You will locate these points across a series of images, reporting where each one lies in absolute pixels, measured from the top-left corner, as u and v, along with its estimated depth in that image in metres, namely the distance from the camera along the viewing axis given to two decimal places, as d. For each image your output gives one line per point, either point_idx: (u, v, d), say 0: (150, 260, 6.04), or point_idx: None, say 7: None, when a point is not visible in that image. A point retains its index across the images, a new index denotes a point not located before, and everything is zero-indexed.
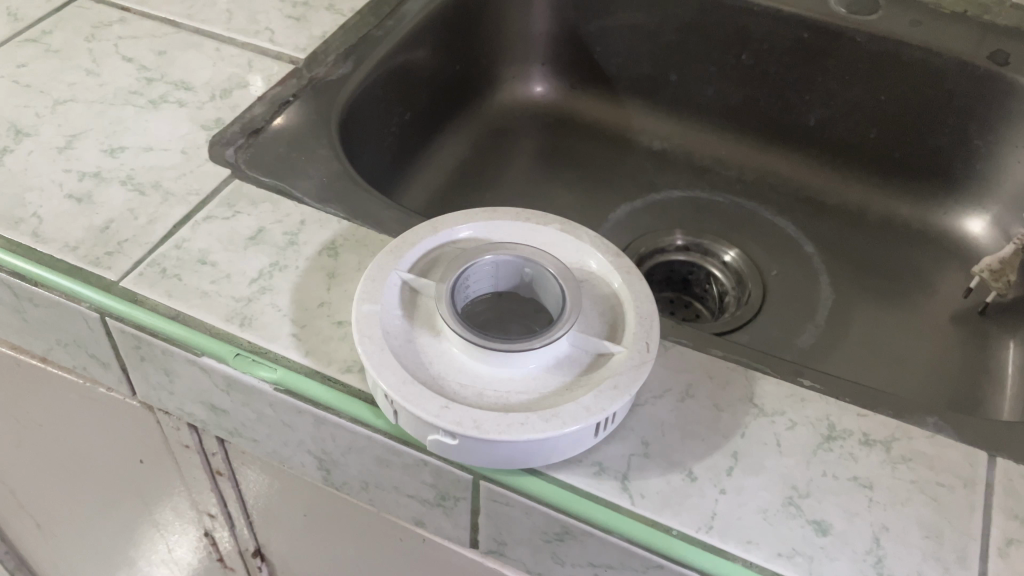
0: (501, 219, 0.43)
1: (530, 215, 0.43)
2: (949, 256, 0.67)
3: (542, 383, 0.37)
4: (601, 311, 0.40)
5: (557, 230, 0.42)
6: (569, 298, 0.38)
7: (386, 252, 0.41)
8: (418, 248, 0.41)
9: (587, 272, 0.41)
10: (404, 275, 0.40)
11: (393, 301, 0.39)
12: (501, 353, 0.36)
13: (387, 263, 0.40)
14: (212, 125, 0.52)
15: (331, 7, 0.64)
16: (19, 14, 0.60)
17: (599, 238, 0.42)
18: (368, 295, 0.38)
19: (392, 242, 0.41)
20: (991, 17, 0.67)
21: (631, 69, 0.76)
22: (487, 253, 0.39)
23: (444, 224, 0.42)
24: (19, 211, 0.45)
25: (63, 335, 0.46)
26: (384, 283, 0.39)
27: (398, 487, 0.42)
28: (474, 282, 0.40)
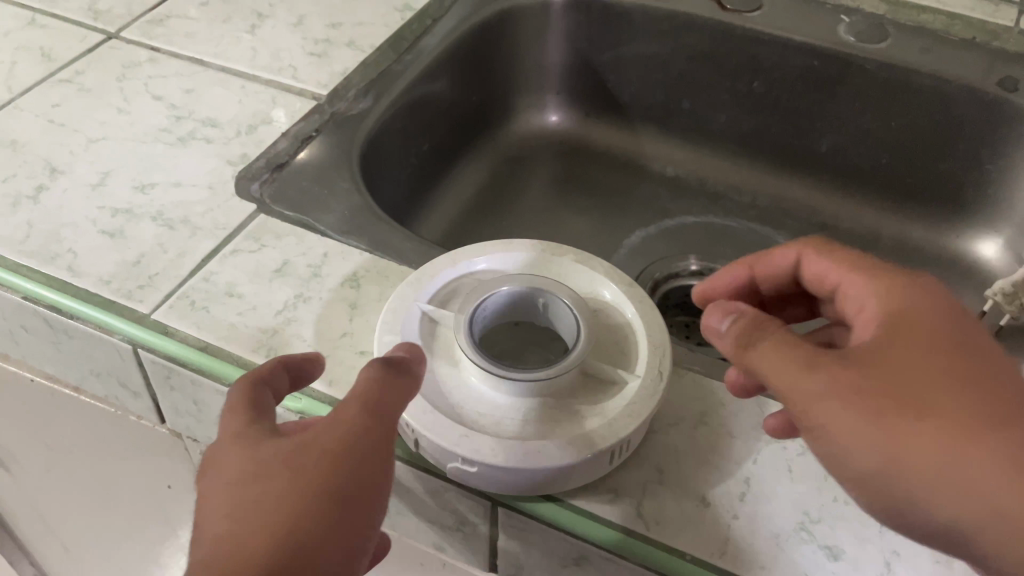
0: (518, 248, 0.44)
1: (547, 246, 0.44)
2: (962, 280, 0.68)
3: (562, 410, 0.38)
4: (615, 339, 0.41)
5: (572, 260, 0.44)
6: (584, 328, 0.39)
7: (407, 284, 0.42)
8: (438, 280, 0.43)
9: (601, 299, 0.43)
10: (424, 305, 0.41)
11: (413, 331, 0.40)
12: (517, 384, 0.37)
13: (409, 293, 0.42)
14: (238, 160, 0.54)
15: (351, 44, 0.66)
16: (53, 55, 0.63)
17: (612, 268, 0.43)
18: (388, 325, 0.40)
19: (413, 274, 0.43)
20: (1001, 42, 0.66)
21: (644, 97, 0.78)
22: (504, 285, 0.41)
23: (462, 255, 0.44)
24: (54, 246, 0.47)
25: (96, 365, 0.48)
26: (406, 311, 0.41)
27: (418, 514, 0.43)
28: (490, 313, 0.41)
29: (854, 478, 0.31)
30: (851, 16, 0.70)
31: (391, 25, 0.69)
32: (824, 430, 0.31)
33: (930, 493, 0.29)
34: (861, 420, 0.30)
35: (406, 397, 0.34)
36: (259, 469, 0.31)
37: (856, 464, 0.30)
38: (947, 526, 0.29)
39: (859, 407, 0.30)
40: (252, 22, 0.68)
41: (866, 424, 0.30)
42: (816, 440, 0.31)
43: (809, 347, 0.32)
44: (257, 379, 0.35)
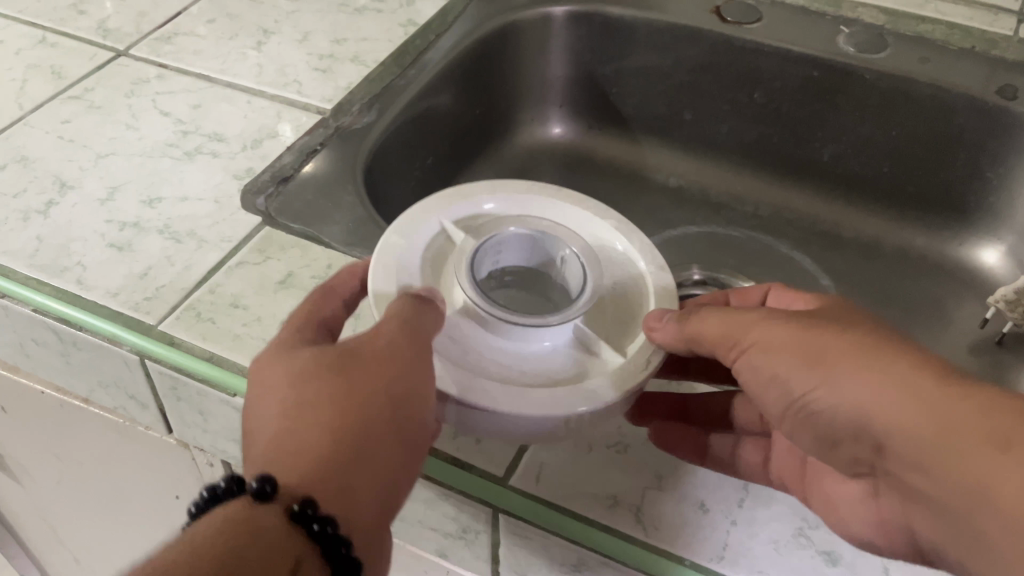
0: (563, 202, 0.44)
1: (593, 207, 0.44)
2: (964, 287, 0.69)
3: (544, 363, 0.37)
4: (620, 315, 0.40)
5: (610, 229, 0.43)
6: (587, 292, 0.38)
7: (439, 197, 0.42)
8: (469, 202, 0.43)
9: (630, 274, 0.42)
10: (444, 219, 0.41)
11: (422, 241, 0.40)
12: (497, 320, 0.37)
13: (437, 206, 0.42)
14: (244, 174, 0.55)
15: (356, 59, 0.67)
16: (63, 73, 0.64)
17: (650, 245, 0.42)
18: (401, 227, 0.40)
19: (449, 190, 0.43)
20: (1000, 52, 0.66)
21: (646, 109, 0.78)
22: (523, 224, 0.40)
23: (501, 188, 0.44)
24: (64, 259, 0.48)
25: (104, 377, 0.49)
26: (419, 222, 0.41)
27: (422, 521, 0.46)
28: (503, 245, 0.41)
29: (786, 388, 0.36)
30: (850, 27, 0.70)
31: (395, 40, 0.70)
32: (759, 355, 0.37)
33: (844, 385, 0.34)
34: (778, 341, 0.36)
35: (433, 325, 0.35)
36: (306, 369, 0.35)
37: (775, 372, 0.36)
38: (862, 416, 0.34)
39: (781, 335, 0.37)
40: (258, 39, 0.69)
41: (794, 340, 0.36)
42: (750, 369, 0.38)
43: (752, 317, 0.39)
44: (326, 290, 0.40)
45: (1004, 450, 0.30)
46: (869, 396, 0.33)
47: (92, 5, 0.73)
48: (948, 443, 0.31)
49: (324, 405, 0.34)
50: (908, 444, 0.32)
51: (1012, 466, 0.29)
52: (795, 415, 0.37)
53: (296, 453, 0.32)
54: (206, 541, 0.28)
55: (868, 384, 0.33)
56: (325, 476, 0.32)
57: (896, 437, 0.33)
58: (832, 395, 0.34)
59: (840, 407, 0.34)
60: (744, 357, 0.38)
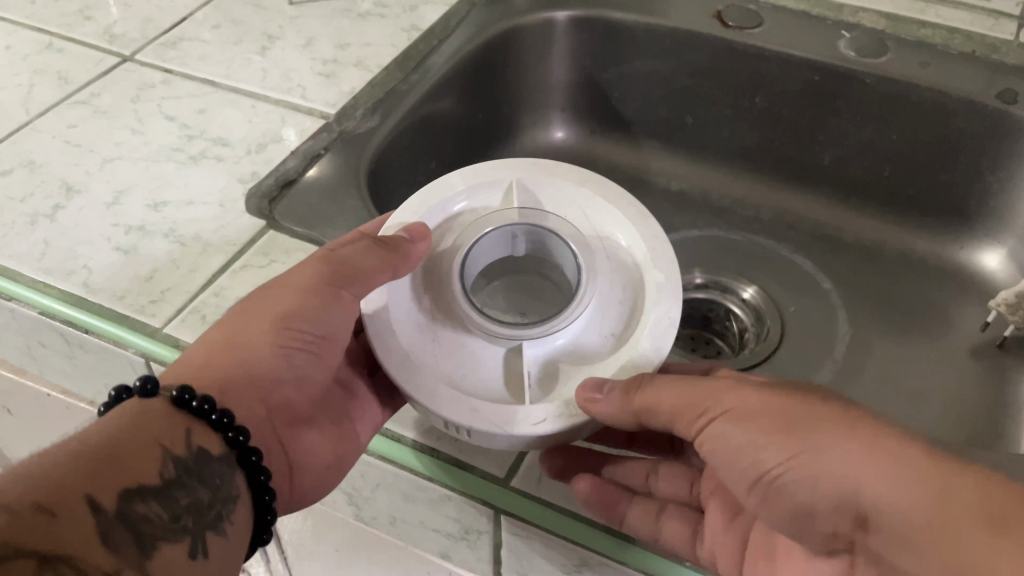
0: (636, 240, 0.40)
1: (665, 248, 0.40)
2: (964, 291, 0.69)
3: (478, 368, 0.38)
4: (601, 347, 0.39)
5: (656, 278, 0.39)
6: (557, 321, 0.38)
7: (538, 164, 0.43)
8: (552, 182, 0.42)
9: (635, 339, 0.38)
10: (512, 182, 0.42)
11: (475, 195, 0.42)
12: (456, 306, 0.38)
13: (524, 169, 0.42)
14: (248, 178, 0.55)
15: (360, 64, 0.68)
16: (70, 78, 0.65)
17: (674, 317, 0.37)
18: (472, 173, 0.42)
19: (554, 162, 0.43)
20: (1000, 56, 0.67)
21: (648, 113, 0.79)
22: (549, 223, 0.40)
23: (596, 184, 0.42)
24: (70, 263, 0.49)
25: (111, 379, 0.49)
26: (484, 178, 0.42)
27: (425, 522, 0.46)
28: (527, 236, 0.41)
29: (755, 462, 0.36)
30: (851, 32, 0.71)
31: (399, 45, 0.70)
32: (723, 429, 0.36)
33: (827, 461, 0.33)
34: (753, 414, 0.36)
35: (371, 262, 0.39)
36: (267, 289, 0.43)
37: (746, 445, 0.36)
38: (847, 490, 0.33)
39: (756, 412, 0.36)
40: (263, 44, 0.70)
41: (764, 412, 0.35)
42: (710, 437, 0.37)
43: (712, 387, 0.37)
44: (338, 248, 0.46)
45: (1004, 531, 0.30)
46: (858, 470, 0.33)
47: (99, 10, 0.74)
48: (946, 528, 0.31)
49: (243, 314, 0.42)
50: (901, 520, 0.32)
51: (1009, 546, 0.29)
52: (764, 489, 0.36)
53: (217, 339, 0.41)
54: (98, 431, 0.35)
55: (855, 457, 0.33)
56: (217, 365, 0.41)
57: (886, 516, 0.32)
58: (814, 473, 0.34)
59: (821, 483, 0.34)
60: (704, 426, 0.37)
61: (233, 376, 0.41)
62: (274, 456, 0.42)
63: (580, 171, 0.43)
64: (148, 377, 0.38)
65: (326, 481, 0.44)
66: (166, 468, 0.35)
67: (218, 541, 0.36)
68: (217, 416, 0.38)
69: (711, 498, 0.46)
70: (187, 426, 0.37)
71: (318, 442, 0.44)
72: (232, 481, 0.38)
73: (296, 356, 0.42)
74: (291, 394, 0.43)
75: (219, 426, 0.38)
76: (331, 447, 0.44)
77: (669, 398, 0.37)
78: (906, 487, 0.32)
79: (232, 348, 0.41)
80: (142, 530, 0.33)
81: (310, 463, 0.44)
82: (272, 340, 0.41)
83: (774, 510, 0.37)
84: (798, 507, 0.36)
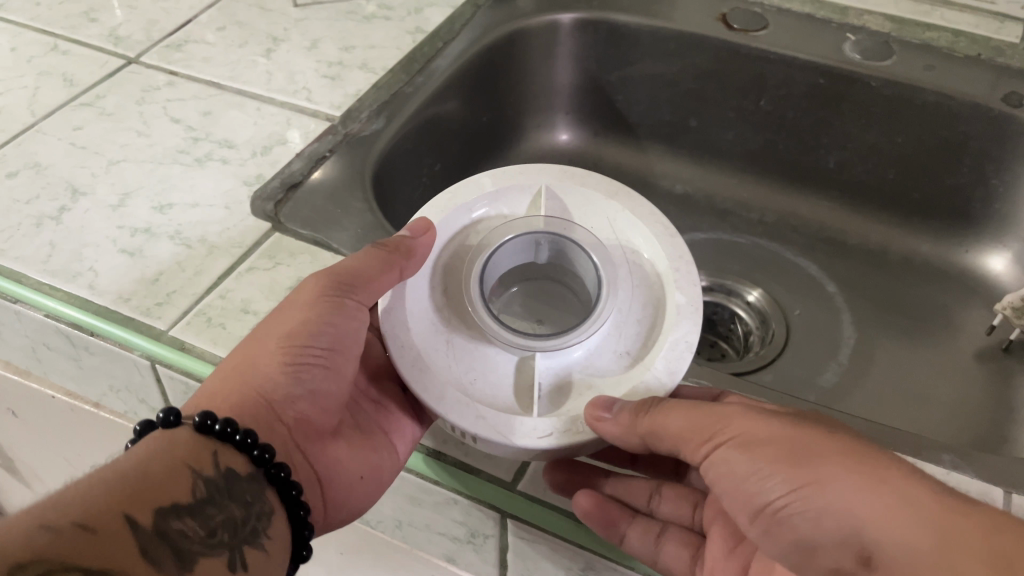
0: (658, 255, 0.40)
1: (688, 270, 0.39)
2: (969, 293, 0.69)
3: (490, 372, 0.38)
4: (616, 359, 0.38)
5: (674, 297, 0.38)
6: (573, 333, 0.38)
7: (569, 171, 0.43)
8: (578, 190, 0.42)
9: (648, 358, 0.38)
10: (539, 185, 0.42)
11: (501, 197, 0.42)
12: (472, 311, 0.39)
13: (553, 177, 0.43)
14: (253, 181, 0.55)
15: (364, 66, 0.68)
16: (75, 80, 0.65)
17: (691, 341, 0.37)
18: (501, 175, 0.42)
19: (584, 171, 0.43)
20: (1005, 59, 0.67)
21: (652, 116, 0.79)
22: (571, 234, 0.41)
23: (624, 198, 0.42)
24: (76, 265, 0.49)
25: (116, 381, 0.49)
26: (511, 182, 0.42)
27: (430, 526, 0.46)
28: (549, 244, 0.42)
29: (763, 491, 0.35)
30: (856, 34, 0.71)
31: (403, 47, 0.70)
32: (730, 453, 0.35)
33: (840, 495, 0.33)
34: (765, 441, 0.35)
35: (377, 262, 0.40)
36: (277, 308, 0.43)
37: (754, 473, 0.35)
38: (854, 527, 0.32)
39: (767, 441, 0.35)
40: (267, 46, 0.70)
41: (778, 441, 0.35)
42: (715, 464, 0.36)
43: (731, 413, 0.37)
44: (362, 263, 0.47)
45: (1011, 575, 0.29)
46: (870, 508, 0.32)
47: (104, 13, 0.74)
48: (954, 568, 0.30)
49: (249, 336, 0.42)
50: (908, 562, 0.31)
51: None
52: (767, 518, 0.35)
53: (232, 362, 0.41)
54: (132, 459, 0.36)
55: (868, 493, 0.32)
56: (228, 391, 0.40)
57: (893, 551, 0.31)
58: (823, 504, 0.33)
59: (832, 518, 0.33)
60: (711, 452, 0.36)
61: (244, 399, 0.40)
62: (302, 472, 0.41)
63: (609, 180, 0.42)
64: (169, 407, 0.38)
65: (358, 494, 0.43)
66: (197, 489, 0.36)
67: (255, 553, 0.36)
68: (241, 437, 0.38)
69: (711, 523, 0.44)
70: (214, 448, 0.38)
71: (344, 453, 0.44)
72: (263, 498, 0.38)
73: (309, 372, 0.42)
74: (309, 411, 0.42)
75: (244, 446, 0.38)
76: (359, 456, 0.43)
77: (678, 420, 0.36)
78: (918, 528, 0.31)
79: (241, 370, 0.40)
80: (177, 547, 0.34)
81: (339, 475, 0.43)
82: (281, 358, 0.41)
83: (779, 544, 0.36)
84: (802, 541, 0.34)
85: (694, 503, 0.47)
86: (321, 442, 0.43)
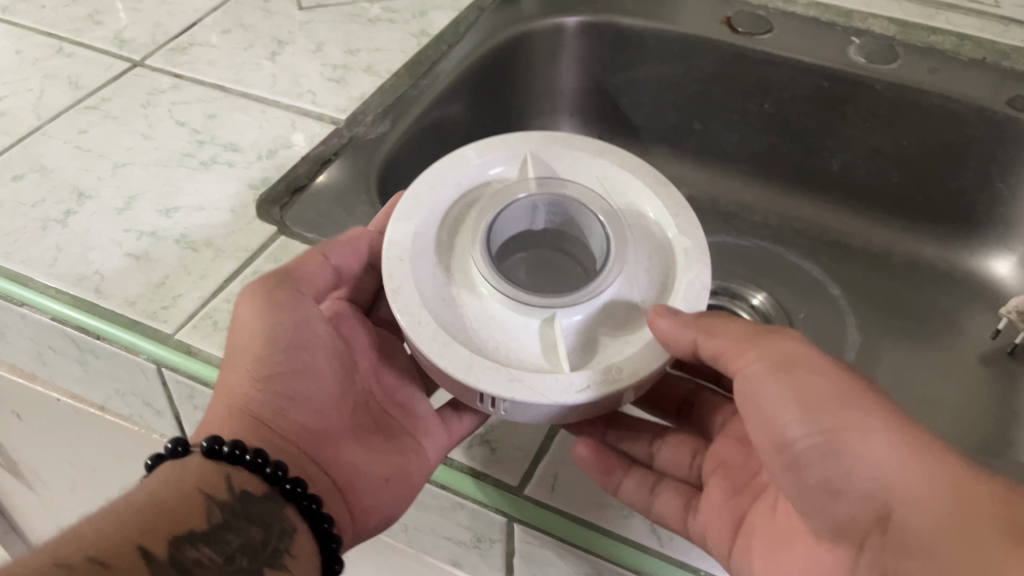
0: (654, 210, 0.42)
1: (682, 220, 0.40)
2: (974, 297, 0.69)
3: (512, 339, 0.38)
4: (631, 312, 0.39)
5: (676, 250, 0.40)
6: (589, 287, 0.38)
7: (548, 136, 0.44)
8: (564, 155, 0.43)
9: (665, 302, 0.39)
10: (524, 154, 0.43)
11: (489, 167, 0.43)
12: (488, 279, 0.39)
13: (537, 144, 0.44)
14: (259, 184, 0.55)
15: (369, 69, 0.68)
16: (80, 82, 0.65)
17: (700, 289, 0.38)
18: (483, 146, 0.43)
19: (561, 136, 0.44)
20: (1010, 63, 0.66)
21: (656, 118, 0.79)
22: (569, 192, 0.41)
23: (610, 155, 0.43)
24: (82, 268, 0.49)
25: (121, 385, 0.49)
26: (501, 151, 0.43)
27: (437, 530, 0.46)
28: (549, 210, 0.42)
29: (787, 426, 0.36)
30: (861, 38, 0.70)
31: (408, 50, 0.70)
32: (763, 379, 0.36)
33: (863, 447, 0.34)
34: (800, 376, 0.36)
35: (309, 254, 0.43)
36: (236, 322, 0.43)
37: (778, 410, 0.36)
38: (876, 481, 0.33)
39: (799, 374, 0.36)
40: (272, 49, 0.70)
41: (814, 377, 0.35)
42: (746, 391, 0.37)
43: (763, 339, 0.38)
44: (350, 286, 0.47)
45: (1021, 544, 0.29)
46: (893, 466, 0.33)
47: (109, 15, 0.74)
48: (960, 524, 0.31)
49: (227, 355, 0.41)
50: (919, 521, 0.32)
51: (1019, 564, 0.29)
52: (789, 454, 0.36)
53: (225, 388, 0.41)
54: (147, 494, 0.36)
55: (893, 452, 0.33)
56: (228, 420, 0.40)
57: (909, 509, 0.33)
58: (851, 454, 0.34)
59: (856, 468, 0.34)
60: (746, 375, 0.37)
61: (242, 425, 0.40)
62: (320, 481, 0.42)
63: (587, 141, 0.44)
64: (177, 438, 0.39)
65: (390, 498, 0.43)
66: (212, 514, 0.36)
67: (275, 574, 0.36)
68: (251, 457, 0.38)
69: (711, 474, 0.46)
70: (227, 472, 0.38)
71: (361, 457, 0.44)
72: (284, 515, 0.38)
73: (297, 379, 0.42)
74: (305, 420, 0.42)
75: (256, 467, 0.39)
76: (378, 460, 0.44)
77: (727, 335, 0.38)
78: (933, 488, 0.32)
79: (227, 398, 0.41)
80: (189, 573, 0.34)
81: (362, 479, 0.43)
82: (254, 374, 0.41)
83: (796, 479, 0.37)
84: (828, 482, 0.35)
85: (693, 452, 0.48)
86: (333, 448, 0.43)
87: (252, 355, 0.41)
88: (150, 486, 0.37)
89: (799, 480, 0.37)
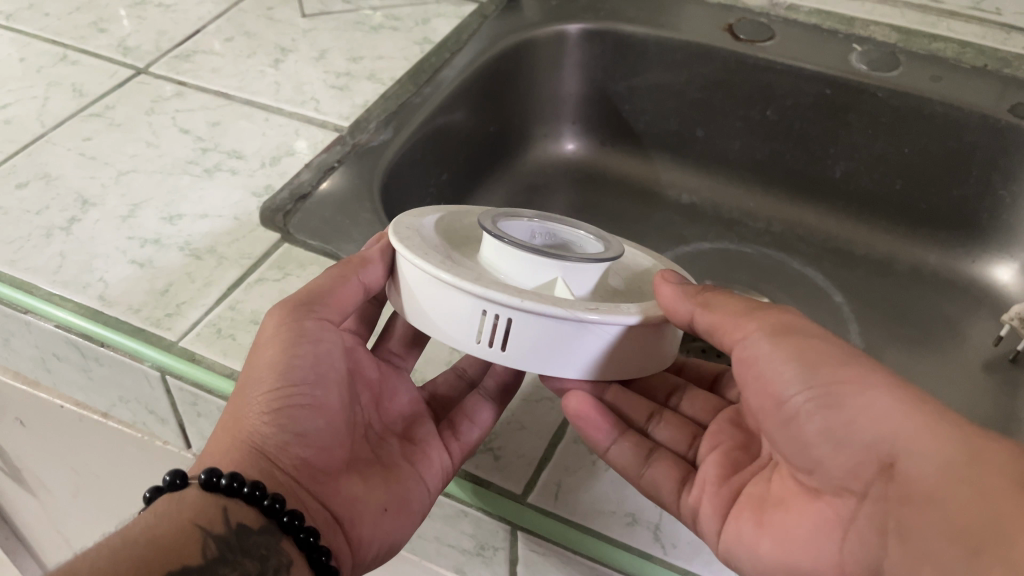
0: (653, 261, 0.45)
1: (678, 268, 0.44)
2: (976, 304, 0.69)
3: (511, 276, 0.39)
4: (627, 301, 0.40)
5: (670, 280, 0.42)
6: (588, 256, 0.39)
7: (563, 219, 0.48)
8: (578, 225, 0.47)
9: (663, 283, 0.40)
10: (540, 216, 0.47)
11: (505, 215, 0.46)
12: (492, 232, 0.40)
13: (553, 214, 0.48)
14: (262, 192, 0.55)
15: (372, 76, 0.68)
16: (84, 90, 0.65)
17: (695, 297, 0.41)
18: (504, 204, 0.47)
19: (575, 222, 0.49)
20: (1011, 70, 0.67)
21: (658, 125, 0.79)
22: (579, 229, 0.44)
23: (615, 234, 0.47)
24: (86, 276, 0.49)
25: (125, 392, 0.49)
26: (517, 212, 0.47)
27: (442, 537, 0.47)
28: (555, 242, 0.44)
29: (783, 387, 0.37)
30: (863, 45, 0.71)
31: (411, 58, 0.71)
32: (761, 347, 0.37)
33: (862, 403, 0.35)
34: (797, 346, 0.37)
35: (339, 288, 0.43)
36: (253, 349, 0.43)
37: (778, 376, 0.37)
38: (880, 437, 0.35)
39: (795, 343, 0.37)
40: (275, 56, 0.70)
41: (815, 348, 0.37)
42: (746, 360, 0.38)
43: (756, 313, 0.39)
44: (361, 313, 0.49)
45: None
46: (894, 416, 0.34)
47: (113, 23, 0.74)
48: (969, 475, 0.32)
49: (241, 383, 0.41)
50: (926, 465, 0.33)
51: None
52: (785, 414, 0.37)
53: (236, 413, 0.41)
54: (142, 529, 0.36)
55: (893, 403, 0.35)
56: (230, 448, 0.40)
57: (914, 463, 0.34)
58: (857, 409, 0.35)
59: (855, 420, 0.35)
60: (745, 343, 0.38)
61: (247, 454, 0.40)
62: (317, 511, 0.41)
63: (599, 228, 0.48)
64: (176, 470, 0.39)
65: (387, 527, 0.43)
66: (208, 548, 0.36)
67: None
68: (248, 490, 0.38)
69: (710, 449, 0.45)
70: (223, 506, 0.38)
71: (360, 487, 0.43)
72: (280, 549, 0.38)
73: (308, 409, 0.42)
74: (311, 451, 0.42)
75: (253, 498, 0.38)
76: (378, 490, 0.43)
77: (721, 312, 0.38)
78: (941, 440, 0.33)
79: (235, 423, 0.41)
80: None
81: (361, 510, 0.43)
82: (266, 403, 0.40)
83: (797, 445, 0.38)
84: (828, 434, 0.36)
85: (692, 434, 0.47)
86: (334, 480, 0.42)
87: (268, 384, 0.41)
88: (147, 519, 0.37)
89: (797, 446, 0.38)
